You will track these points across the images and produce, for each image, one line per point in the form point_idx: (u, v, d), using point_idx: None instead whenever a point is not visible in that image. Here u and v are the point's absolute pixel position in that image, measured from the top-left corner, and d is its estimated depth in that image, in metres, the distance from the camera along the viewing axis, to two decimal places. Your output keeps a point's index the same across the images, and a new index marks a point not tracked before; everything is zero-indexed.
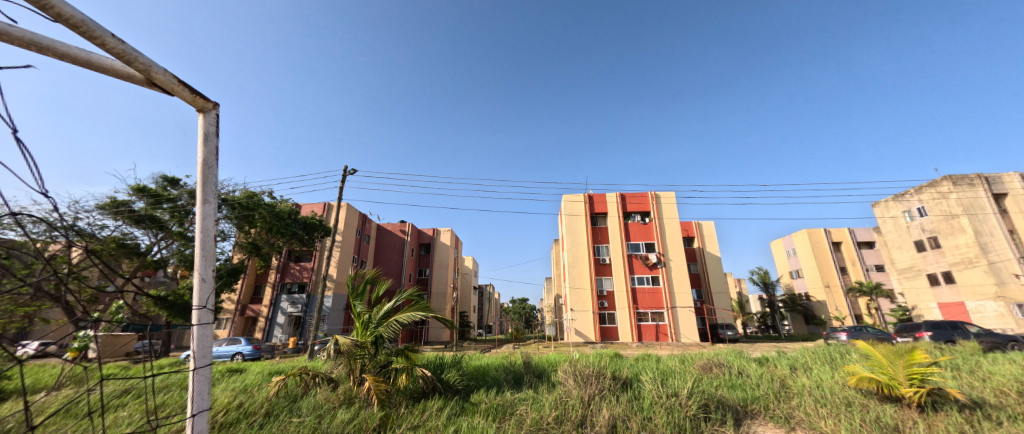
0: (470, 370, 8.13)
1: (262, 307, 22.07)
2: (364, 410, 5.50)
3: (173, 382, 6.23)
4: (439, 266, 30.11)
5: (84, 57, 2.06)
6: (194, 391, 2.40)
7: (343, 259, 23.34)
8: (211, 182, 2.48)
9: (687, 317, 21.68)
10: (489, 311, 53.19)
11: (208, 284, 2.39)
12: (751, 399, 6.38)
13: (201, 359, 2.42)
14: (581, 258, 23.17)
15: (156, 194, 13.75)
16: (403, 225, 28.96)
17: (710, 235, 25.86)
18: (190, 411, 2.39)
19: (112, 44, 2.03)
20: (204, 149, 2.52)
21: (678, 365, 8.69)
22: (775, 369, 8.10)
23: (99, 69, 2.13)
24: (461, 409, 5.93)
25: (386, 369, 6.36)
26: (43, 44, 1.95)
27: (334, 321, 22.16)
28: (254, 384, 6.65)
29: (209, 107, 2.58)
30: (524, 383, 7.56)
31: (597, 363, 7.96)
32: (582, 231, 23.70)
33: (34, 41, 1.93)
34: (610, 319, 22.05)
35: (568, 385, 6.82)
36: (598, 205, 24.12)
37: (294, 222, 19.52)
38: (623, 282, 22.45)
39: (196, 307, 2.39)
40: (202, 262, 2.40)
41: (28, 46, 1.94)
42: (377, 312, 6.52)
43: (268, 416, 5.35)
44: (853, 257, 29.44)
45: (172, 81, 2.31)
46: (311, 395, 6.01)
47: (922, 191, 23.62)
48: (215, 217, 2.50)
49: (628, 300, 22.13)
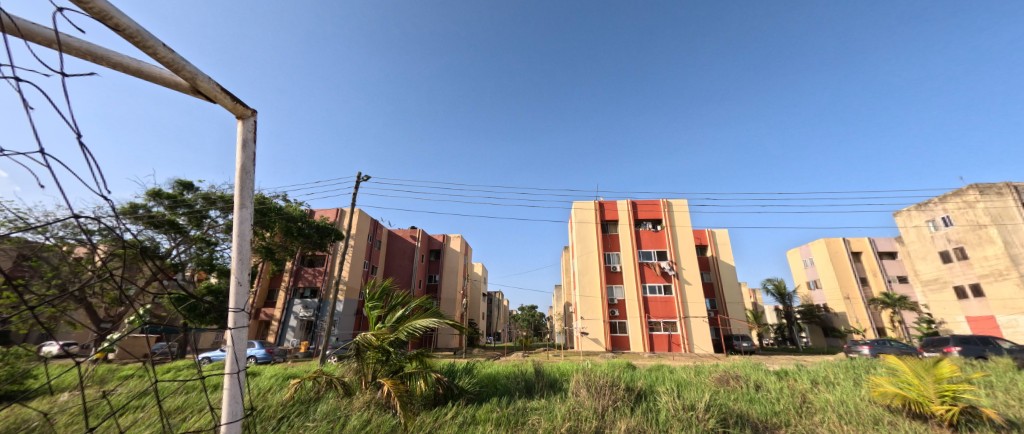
0: (482, 377, 8.15)
1: (275, 311, 22.43)
2: (381, 415, 5.56)
3: (218, 385, 6.66)
4: (448, 272, 30.41)
5: (135, 66, 2.14)
6: (228, 394, 2.41)
7: (355, 264, 23.68)
8: (248, 187, 2.54)
9: (700, 327, 21.24)
10: (498, 319, 53.23)
11: (244, 288, 2.46)
12: (772, 413, 6.20)
13: (237, 362, 2.44)
14: (591, 266, 22.96)
15: (174, 199, 14.29)
16: (414, 231, 29.32)
17: (724, 243, 25.52)
18: (224, 418, 2.39)
19: (163, 54, 2.11)
20: (242, 155, 2.59)
21: (693, 376, 8.55)
22: (795, 383, 7.86)
23: (149, 78, 2.20)
24: (474, 417, 5.89)
25: (399, 373, 6.39)
26: (95, 52, 2.03)
27: (345, 325, 22.29)
28: (269, 388, 6.73)
29: (247, 114, 2.64)
30: (535, 391, 7.50)
31: (611, 373, 7.88)
32: (592, 238, 23.50)
33: (91, 50, 2.02)
34: (621, 328, 21.72)
35: (581, 396, 6.75)
36: (608, 212, 24.00)
37: (306, 225, 19.81)
38: (634, 290, 22.10)
39: (233, 310, 2.43)
40: (239, 265, 2.45)
41: (80, 54, 2.02)
42: (391, 317, 6.57)
43: (282, 419, 5.41)
44: (874, 267, 28.53)
45: (216, 89, 2.38)
46: (324, 399, 6.16)
47: (948, 200, 22.90)
48: (252, 221, 2.54)
49: (640, 308, 21.78)
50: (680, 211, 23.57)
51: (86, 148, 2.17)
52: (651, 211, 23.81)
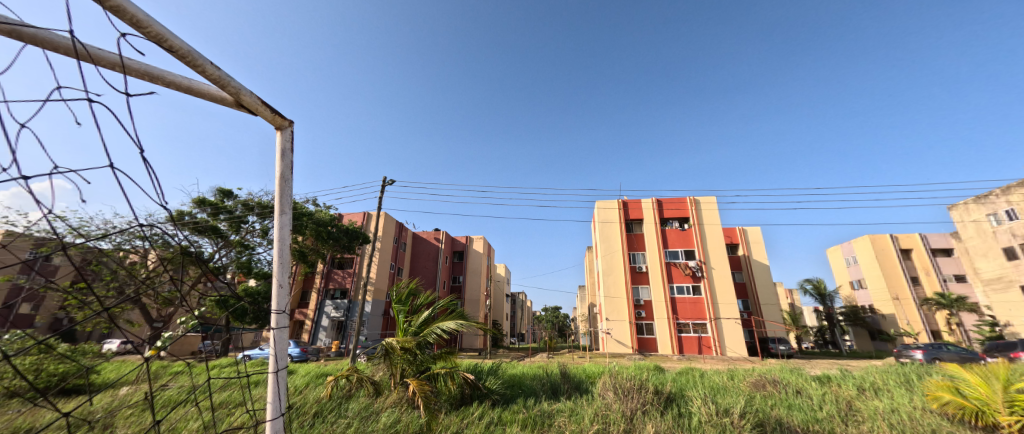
0: (507, 378, 8.13)
1: (308, 311, 23.32)
2: (410, 414, 5.64)
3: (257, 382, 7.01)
4: (472, 273, 30.67)
5: (187, 84, 2.27)
6: (272, 392, 2.51)
7: (382, 266, 24.29)
8: (287, 194, 2.64)
9: (732, 329, 20.43)
10: (522, 320, 53.24)
11: (285, 290, 2.56)
12: (815, 421, 5.85)
13: (279, 361, 2.54)
14: (616, 266, 22.56)
15: (216, 205, 15.16)
16: (438, 233, 29.76)
17: (757, 242, 24.47)
18: (268, 414, 2.50)
19: (211, 72, 2.23)
20: (281, 164, 2.69)
21: (726, 380, 8.23)
22: (840, 390, 7.40)
23: (198, 94, 2.32)
24: (500, 418, 5.88)
25: (427, 374, 6.49)
26: (152, 72, 2.17)
27: (373, 326, 22.86)
28: (305, 385, 7.00)
29: (286, 124, 2.74)
30: (561, 394, 7.42)
31: (639, 375, 7.68)
32: (617, 237, 23.07)
33: (148, 71, 2.16)
34: (648, 330, 21.22)
35: (609, 399, 6.62)
36: (633, 211, 23.47)
37: (335, 229, 20.54)
38: (661, 290, 21.52)
39: (275, 311, 2.53)
40: (280, 268, 2.55)
41: (140, 75, 2.17)
42: (418, 319, 6.67)
43: (316, 416, 5.61)
44: (926, 266, 26.55)
45: (258, 102, 2.49)
46: (356, 396, 6.33)
47: (1012, 192, 21.07)
48: (290, 227, 2.63)
49: (667, 310, 21.19)
50: (709, 209, 22.76)
51: (147, 163, 2.31)
52: (678, 210, 23.14)
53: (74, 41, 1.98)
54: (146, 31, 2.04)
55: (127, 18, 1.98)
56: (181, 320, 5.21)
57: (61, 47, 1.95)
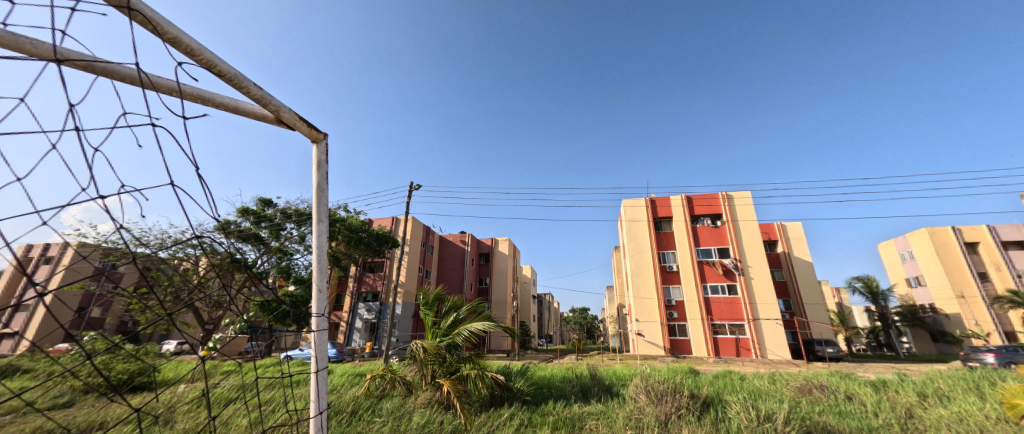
0: (536, 380, 8.11)
1: (343, 313, 24.18)
2: (442, 415, 5.74)
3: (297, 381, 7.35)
4: (498, 275, 30.83)
5: (234, 105, 2.44)
6: (314, 391, 2.65)
7: (411, 269, 24.88)
8: (323, 203, 2.78)
9: (773, 330, 19.45)
10: (550, 321, 52.95)
11: (324, 294, 2.69)
12: (869, 430, 5.47)
13: (320, 362, 2.67)
14: (645, 266, 22.01)
15: (258, 214, 16.04)
16: (463, 236, 30.15)
17: (797, 238, 23.20)
18: (313, 410, 2.64)
19: (255, 92, 2.38)
20: (318, 175, 2.83)
21: (768, 385, 7.83)
22: (896, 396, 6.89)
23: (244, 113, 2.49)
24: (531, 420, 5.88)
25: (457, 374, 6.58)
26: (205, 95, 2.34)
27: (404, 327, 23.42)
28: (342, 384, 7.27)
29: (321, 137, 2.89)
30: (592, 396, 7.31)
31: (672, 378, 7.46)
32: (645, 236, 22.50)
33: (201, 95, 2.33)
34: (681, 331, 20.56)
35: (641, 402, 6.46)
36: (661, 209, 22.82)
37: (367, 235, 21.25)
38: (694, 290, 20.81)
39: (315, 315, 2.66)
40: (319, 274, 2.68)
41: (194, 99, 2.34)
42: (446, 320, 6.77)
43: (352, 414, 5.81)
44: (996, 260, 24.20)
45: (296, 118, 2.64)
46: (390, 396, 6.50)
47: None
48: (327, 235, 2.76)
49: (701, 310, 20.45)
50: (744, 205, 21.80)
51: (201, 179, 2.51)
52: (710, 206, 22.32)
53: (137, 71, 2.15)
54: (199, 58, 2.20)
55: (183, 48, 2.14)
56: (230, 322, 5.57)
57: (127, 77, 2.13)
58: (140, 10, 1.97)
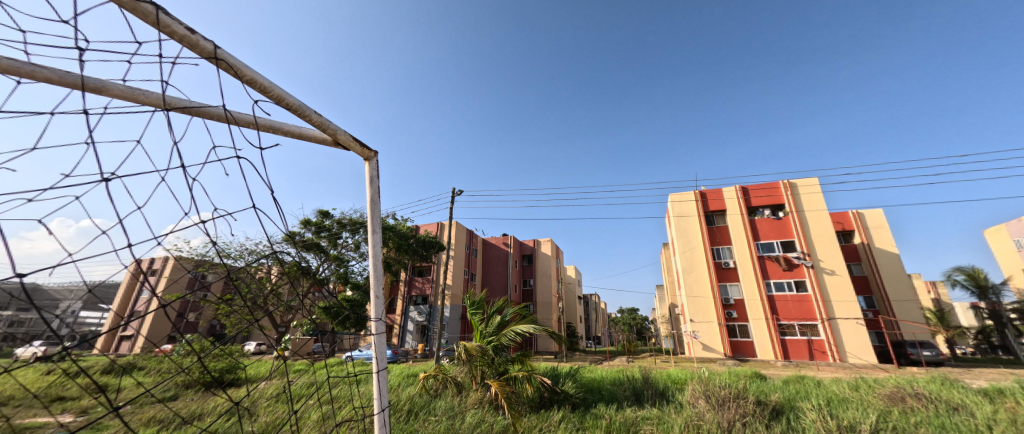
0: (586, 382, 7.94)
1: (395, 316, 25.28)
2: (493, 415, 5.77)
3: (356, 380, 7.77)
4: (542, 276, 30.69)
5: (300, 132, 2.62)
6: (377, 389, 2.76)
7: (456, 272, 25.50)
8: (376, 216, 2.89)
9: (852, 330, 17.58)
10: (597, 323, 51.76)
11: (380, 299, 2.79)
12: None
13: (380, 362, 2.78)
14: (697, 263, 20.86)
15: (318, 225, 17.29)
16: (506, 238, 30.41)
17: (878, 227, 20.79)
18: (377, 407, 2.75)
19: (317, 119, 2.56)
20: (371, 189, 2.96)
21: (850, 392, 7.03)
22: (1017, 407, 5.89)
23: (308, 139, 2.67)
24: (583, 423, 5.75)
25: (505, 376, 6.58)
26: (275, 126, 2.54)
27: (452, 329, 24.04)
28: (397, 384, 7.58)
29: (372, 155, 3.03)
30: (646, 400, 7.01)
31: (735, 383, 6.94)
32: (696, 232, 21.26)
33: (272, 125, 2.53)
34: (742, 332, 19.15)
35: (700, 407, 6.07)
36: (713, 202, 21.45)
37: (415, 241, 22.15)
38: (755, 288, 19.32)
39: (373, 319, 2.78)
40: (375, 281, 2.80)
41: (267, 130, 2.55)
42: (493, 322, 6.79)
43: (409, 412, 6.02)
44: None
45: (351, 139, 2.81)
46: (444, 396, 6.66)
47: None
48: (381, 244, 2.88)
49: (765, 309, 18.93)
50: (810, 193, 19.93)
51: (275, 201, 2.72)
52: (769, 197, 20.68)
53: (222, 109, 2.37)
54: (272, 95, 2.39)
55: (258, 87, 2.33)
56: (297, 324, 6.03)
57: (215, 115, 2.35)
58: (226, 59, 2.15)
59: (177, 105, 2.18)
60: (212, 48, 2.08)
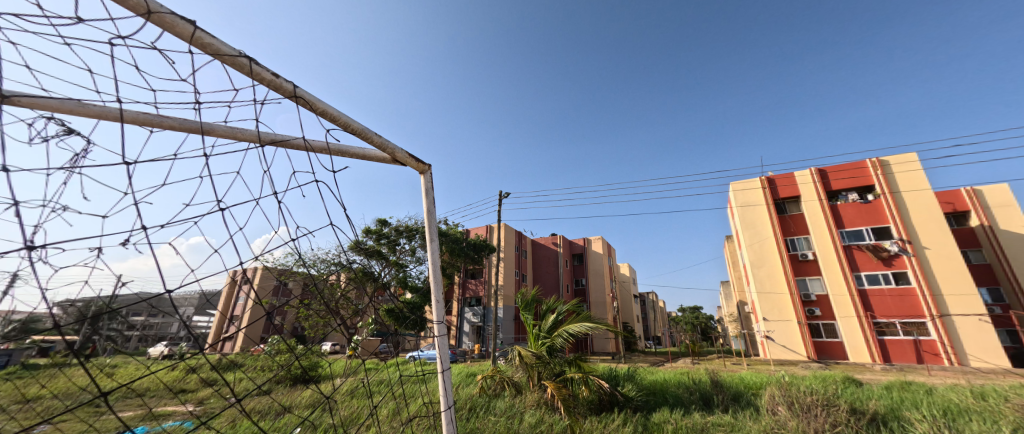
0: (647, 384, 7.58)
1: (452, 318, 26.08)
2: (551, 416, 5.72)
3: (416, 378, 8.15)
4: (595, 275, 29.94)
5: (363, 153, 2.78)
6: (442, 389, 2.83)
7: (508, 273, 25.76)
8: (433, 225, 2.99)
9: (971, 329, 15.07)
10: (656, 322, 49.46)
11: (440, 302, 2.87)
12: None
13: (444, 361, 2.85)
14: (767, 256, 19.02)
15: (377, 233, 18.43)
16: (555, 238, 30.16)
17: (1001, 206, 17.59)
18: (443, 405, 2.83)
19: (377, 140, 2.71)
20: (427, 200, 3.07)
21: (975, 401, 5.97)
22: None
23: (371, 159, 2.82)
24: (646, 427, 5.50)
25: (562, 377, 6.45)
26: (343, 149, 2.71)
27: (507, 330, 24.31)
28: (456, 383, 7.81)
29: (427, 168, 3.14)
30: (716, 405, 6.54)
31: (823, 388, 6.20)
32: (765, 222, 19.40)
33: (341, 148, 2.70)
34: (828, 332, 17.07)
35: (781, 414, 5.51)
36: (784, 189, 19.48)
37: (466, 245, 22.76)
38: (842, 282, 17.24)
39: (434, 322, 2.87)
40: (435, 285, 2.89)
41: (337, 153, 2.73)
42: (547, 322, 6.71)
43: (469, 411, 6.17)
44: None
45: (407, 156, 2.93)
46: (502, 396, 6.72)
47: None
48: (438, 252, 2.96)
49: (855, 306, 16.77)
50: (906, 172, 17.37)
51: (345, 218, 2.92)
52: (853, 180, 18.37)
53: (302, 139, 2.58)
54: (341, 122, 2.55)
55: (329, 117, 2.50)
56: (362, 325, 6.44)
57: (295, 145, 2.56)
58: (303, 95, 2.33)
59: (267, 139, 2.41)
60: (292, 87, 2.26)
